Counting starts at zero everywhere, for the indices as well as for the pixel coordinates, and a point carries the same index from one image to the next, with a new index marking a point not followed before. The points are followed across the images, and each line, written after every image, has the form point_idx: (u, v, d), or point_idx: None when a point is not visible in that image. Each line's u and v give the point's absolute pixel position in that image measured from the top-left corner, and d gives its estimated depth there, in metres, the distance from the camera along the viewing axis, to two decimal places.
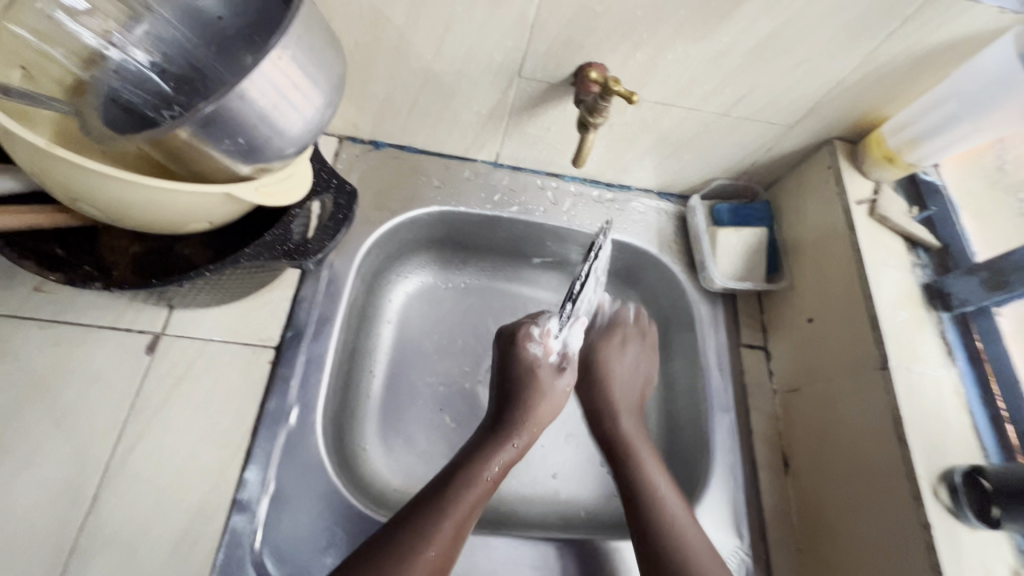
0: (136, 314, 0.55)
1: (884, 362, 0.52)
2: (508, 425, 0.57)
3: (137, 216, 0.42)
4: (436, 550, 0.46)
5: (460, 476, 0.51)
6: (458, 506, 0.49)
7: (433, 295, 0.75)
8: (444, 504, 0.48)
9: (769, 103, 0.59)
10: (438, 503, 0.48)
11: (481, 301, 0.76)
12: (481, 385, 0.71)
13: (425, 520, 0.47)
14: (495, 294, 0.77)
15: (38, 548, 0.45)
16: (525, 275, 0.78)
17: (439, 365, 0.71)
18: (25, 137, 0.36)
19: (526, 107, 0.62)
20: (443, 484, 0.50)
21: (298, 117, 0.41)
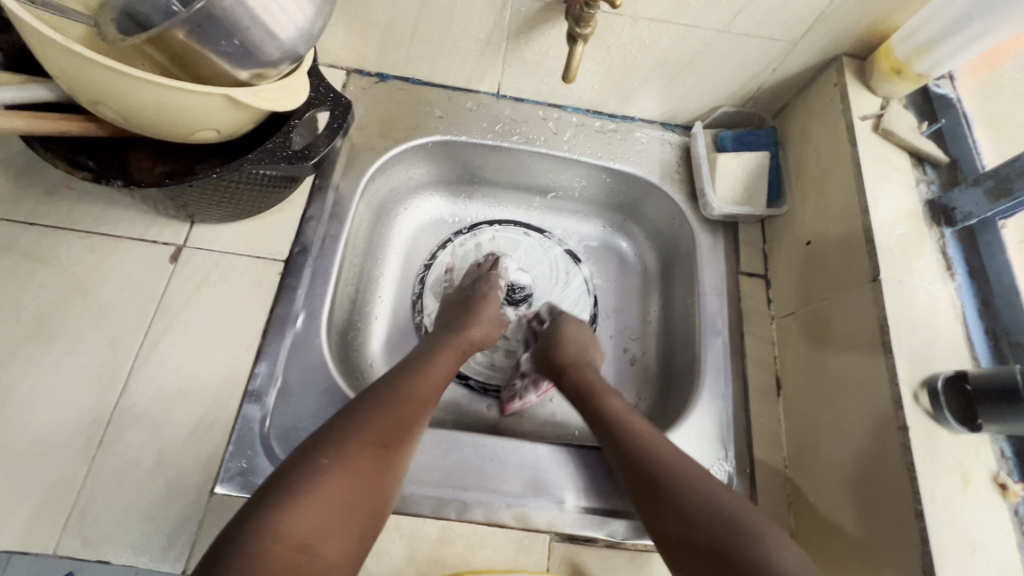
0: (161, 228, 0.60)
1: (875, 274, 0.52)
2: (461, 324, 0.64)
3: (151, 119, 0.46)
4: (398, 412, 0.50)
5: (422, 357, 0.58)
6: (421, 385, 0.54)
7: (436, 239, 0.79)
8: (412, 373, 0.54)
9: (769, 16, 0.58)
10: (400, 380, 0.53)
11: (465, 257, 0.78)
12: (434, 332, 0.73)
13: (393, 385, 0.52)
14: (481, 242, 0.79)
15: (80, 419, 0.52)
16: (515, 229, 0.80)
17: (426, 302, 0.74)
18: (48, 37, 0.40)
19: (522, 29, 0.62)
20: (406, 369, 0.55)
21: (289, 23, 0.44)
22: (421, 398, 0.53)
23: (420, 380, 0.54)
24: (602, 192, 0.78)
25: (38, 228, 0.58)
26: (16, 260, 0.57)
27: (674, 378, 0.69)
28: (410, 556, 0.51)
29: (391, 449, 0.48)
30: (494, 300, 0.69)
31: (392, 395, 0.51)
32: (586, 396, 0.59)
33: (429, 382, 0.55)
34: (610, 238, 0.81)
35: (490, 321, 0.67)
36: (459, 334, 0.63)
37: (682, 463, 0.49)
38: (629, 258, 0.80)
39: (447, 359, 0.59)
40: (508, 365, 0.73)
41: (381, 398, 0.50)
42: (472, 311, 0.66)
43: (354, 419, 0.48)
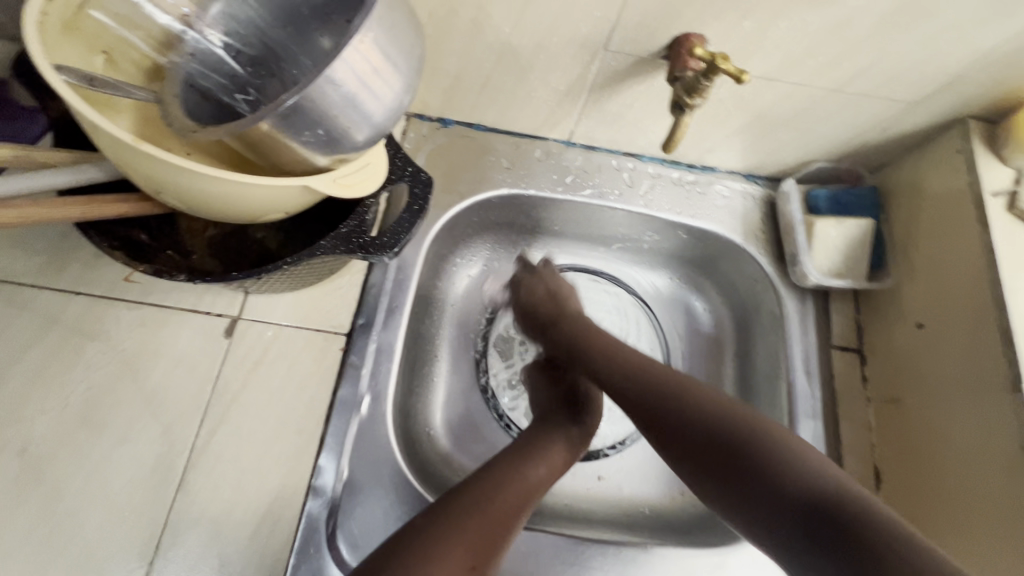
0: (214, 297, 0.56)
1: (1016, 383, 0.46)
2: (580, 406, 0.59)
3: (218, 207, 0.42)
4: (500, 520, 0.44)
5: (529, 447, 0.52)
6: (526, 481, 0.48)
7: (493, 288, 0.73)
8: (516, 466, 0.49)
9: (894, 78, 0.51)
10: (501, 478, 0.48)
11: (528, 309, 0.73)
12: (500, 397, 0.68)
13: (495, 483, 0.47)
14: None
15: (136, 519, 0.48)
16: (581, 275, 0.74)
17: (491, 362, 0.69)
18: (112, 134, 0.35)
19: (610, 83, 0.57)
20: (513, 460, 0.50)
21: (377, 105, 0.39)
22: (523, 496, 0.47)
23: (526, 475, 0.49)
24: (675, 247, 0.72)
25: (85, 298, 0.54)
26: (62, 336, 0.52)
27: None
28: None
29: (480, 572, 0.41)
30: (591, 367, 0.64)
31: (488, 493, 0.45)
32: (579, 354, 0.57)
33: (537, 475, 0.50)
34: (680, 293, 0.75)
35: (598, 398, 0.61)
36: (579, 422, 0.57)
37: (718, 400, 0.47)
38: (700, 317, 0.74)
39: (563, 450, 0.54)
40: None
41: (474, 499, 0.45)
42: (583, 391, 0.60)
43: (449, 525, 0.42)
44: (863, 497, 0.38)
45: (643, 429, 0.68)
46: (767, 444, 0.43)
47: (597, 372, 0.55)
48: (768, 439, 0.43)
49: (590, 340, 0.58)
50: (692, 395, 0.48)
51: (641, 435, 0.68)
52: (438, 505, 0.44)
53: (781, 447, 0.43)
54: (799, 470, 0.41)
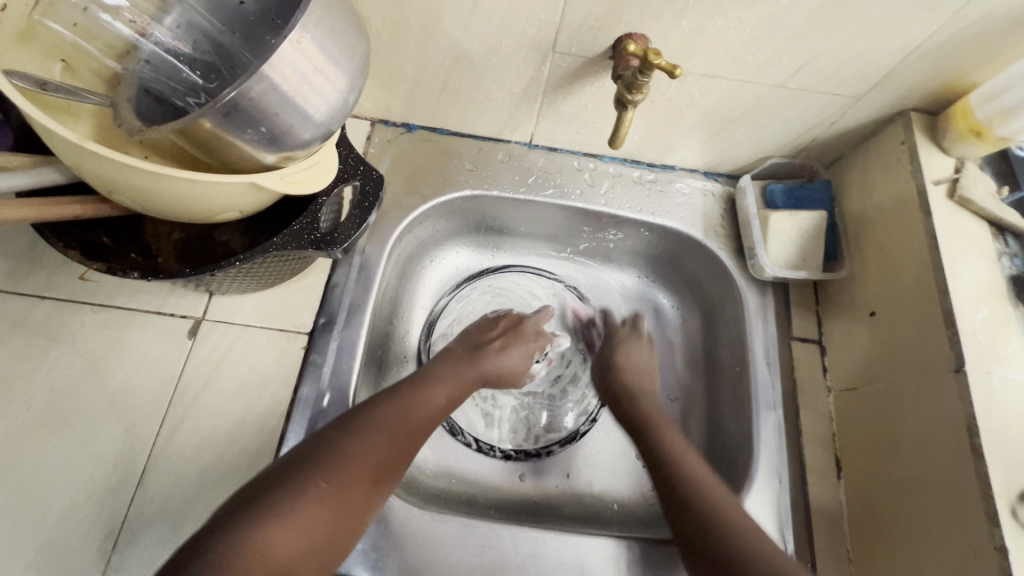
0: (178, 299, 0.57)
1: (958, 364, 0.47)
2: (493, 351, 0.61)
3: (171, 206, 0.43)
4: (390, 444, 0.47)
5: (432, 376, 0.55)
6: (426, 400, 0.52)
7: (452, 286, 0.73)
8: (418, 393, 0.52)
9: (833, 73, 0.53)
10: (407, 401, 0.51)
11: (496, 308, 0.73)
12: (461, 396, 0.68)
13: (395, 403, 0.50)
14: (501, 287, 0.74)
15: (95, 517, 0.48)
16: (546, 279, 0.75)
17: None
18: (60, 135, 0.36)
19: (562, 84, 0.58)
20: (420, 389, 0.53)
21: (320, 103, 0.41)
22: (418, 422, 0.50)
23: (427, 400, 0.52)
24: (639, 245, 0.73)
25: (51, 302, 0.55)
26: (27, 340, 0.53)
27: (721, 450, 0.64)
28: None
29: (381, 480, 0.46)
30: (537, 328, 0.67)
31: (380, 416, 0.48)
32: (644, 430, 0.57)
33: (437, 401, 0.53)
34: (647, 290, 0.76)
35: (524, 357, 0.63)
36: (494, 360, 0.60)
37: (728, 508, 0.48)
38: (665, 316, 0.75)
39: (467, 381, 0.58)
40: (532, 421, 0.68)
41: (364, 423, 0.48)
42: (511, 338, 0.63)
43: (342, 444, 0.45)
44: None
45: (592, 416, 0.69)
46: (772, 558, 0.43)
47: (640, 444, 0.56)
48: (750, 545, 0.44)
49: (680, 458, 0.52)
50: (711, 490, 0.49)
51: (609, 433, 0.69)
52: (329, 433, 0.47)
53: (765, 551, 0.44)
54: None
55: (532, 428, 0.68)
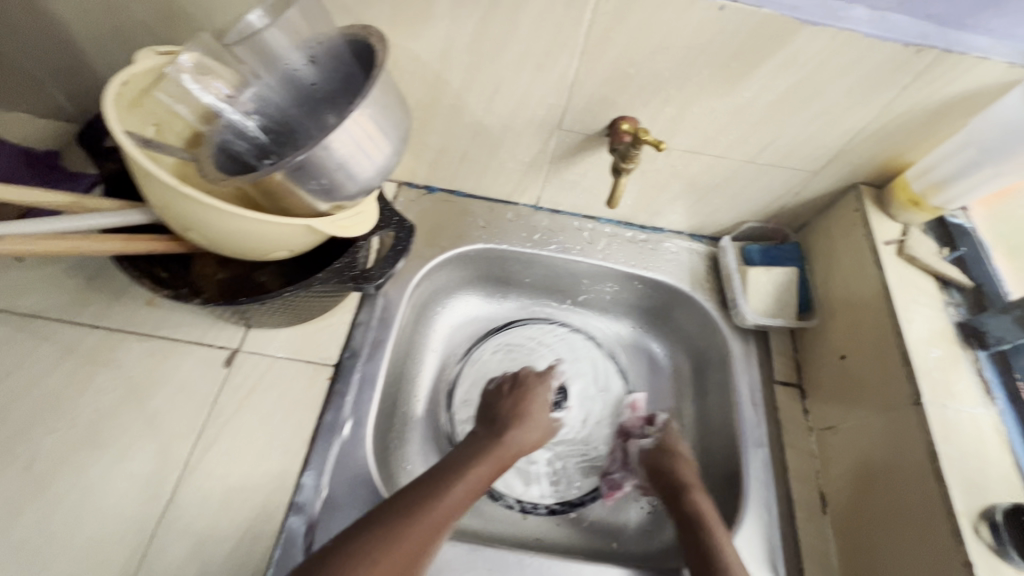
0: (218, 331, 0.63)
1: (917, 398, 0.53)
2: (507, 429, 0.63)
3: (235, 243, 0.50)
4: (410, 542, 0.48)
5: (453, 469, 0.56)
6: (444, 501, 0.52)
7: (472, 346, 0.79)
8: (437, 488, 0.53)
9: (792, 151, 0.64)
10: (424, 496, 0.52)
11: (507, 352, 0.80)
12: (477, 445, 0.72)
13: (414, 504, 0.51)
14: (512, 344, 0.80)
15: (126, 530, 0.51)
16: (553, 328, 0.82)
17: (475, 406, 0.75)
18: (160, 178, 0.44)
19: (566, 155, 0.69)
20: (437, 480, 0.54)
21: (369, 163, 0.49)
22: (441, 519, 0.51)
23: (448, 495, 0.53)
24: (634, 296, 0.81)
25: (102, 331, 0.61)
26: (78, 363, 0.59)
27: (716, 490, 0.68)
28: None
29: None
30: (543, 391, 0.70)
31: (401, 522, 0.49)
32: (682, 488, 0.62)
33: (456, 495, 0.54)
34: (641, 339, 0.83)
35: (541, 425, 0.67)
36: (504, 439, 0.62)
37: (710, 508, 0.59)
38: (660, 360, 0.82)
39: (485, 467, 0.58)
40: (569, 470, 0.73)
41: (392, 525, 0.49)
42: (520, 416, 0.65)
43: (359, 543, 0.46)
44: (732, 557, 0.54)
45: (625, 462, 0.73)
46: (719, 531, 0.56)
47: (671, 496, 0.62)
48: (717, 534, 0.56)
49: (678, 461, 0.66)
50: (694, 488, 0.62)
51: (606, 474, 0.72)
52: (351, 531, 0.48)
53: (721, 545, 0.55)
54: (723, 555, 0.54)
55: (569, 479, 0.72)
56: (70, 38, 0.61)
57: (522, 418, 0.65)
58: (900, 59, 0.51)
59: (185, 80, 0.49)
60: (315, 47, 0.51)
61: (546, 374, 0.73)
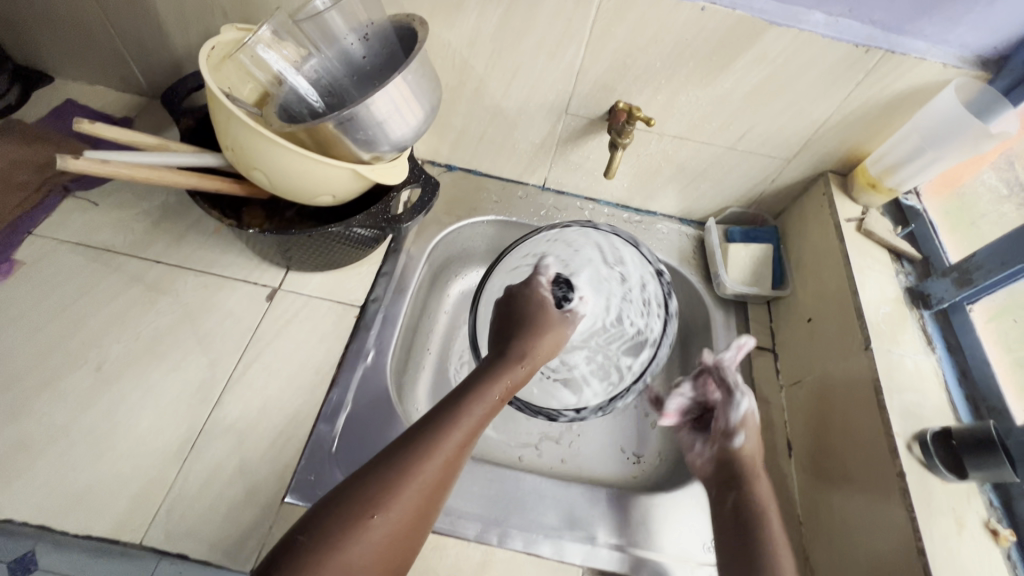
0: (262, 272, 0.72)
1: (867, 343, 0.61)
2: (514, 354, 0.59)
3: (292, 183, 0.60)
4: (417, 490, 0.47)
5: (455, 404, 0.53)
6: (445, 441, 0.50)
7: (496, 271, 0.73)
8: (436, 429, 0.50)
9: (767, 139, 0.73)
10: (423, 443, 0.49)
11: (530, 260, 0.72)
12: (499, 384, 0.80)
13: (411, 450, 0.49)
14: (528, 250, 0.72)
15: (179, 424, 0.60)
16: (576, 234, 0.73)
17: None
18: (241, 120, 0.54)
19: (572, 137, 0.79)
20: (435, 420, 0.51)
21: (405, 123, 0.60)
22: (451, 453, 0.50)
23: (449, 437, 0.50)
24: None
25: (164, 265, 0.70)
26: (142, 290, 0.68)
27: None
28: (455, 572, 0.56)
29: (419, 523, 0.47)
30: (536, 299, 0.63)
31: (419, 459, 0.48)
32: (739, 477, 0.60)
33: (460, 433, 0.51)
34: None
35: (554, 340, 0.62)
36: (512, 368, 0.57)
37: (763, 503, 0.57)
38: None
39: (491, 400, 0.55)
40: (610, 345, 0.73)
41: (389, 475, 0.47)
42: (528, 326, 0.61)
43: (362, 496, 0.45)
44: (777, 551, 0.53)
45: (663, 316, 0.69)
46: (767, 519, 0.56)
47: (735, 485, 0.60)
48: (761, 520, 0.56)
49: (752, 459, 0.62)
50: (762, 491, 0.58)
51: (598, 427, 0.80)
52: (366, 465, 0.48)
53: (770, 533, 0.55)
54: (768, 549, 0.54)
55: (618, 365, 0.71)
56: (157, 21, 0.73)
57: (526, 331, 0.60)
58: (853, 59, 0.62)
59: (258, 47, 0.59)
60: (369, 27, 0.62)
61: (532, 279, 0.65)
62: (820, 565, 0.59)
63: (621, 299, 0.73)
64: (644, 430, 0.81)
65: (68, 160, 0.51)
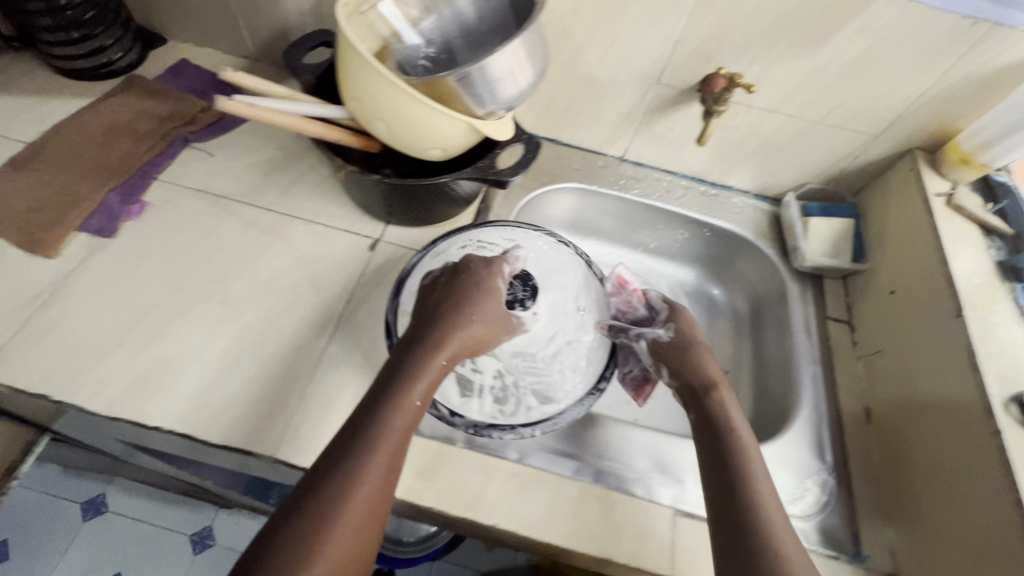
0: (364, 224, 0.77)
1: (959, 311, 0.62)
2: (436, 339, 0.58)
3: (410, 134, 0.64)
4: (352, 522, 0.45)
5: (373, 424, 0.50)
6: (375, 454, 0.48)
7: (439, 255, 0.69)
8: (359, 452, 0.48)
9: (858, 114, 0.75)
10: (347, 468, 0.47)
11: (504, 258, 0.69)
12: None
13: (344, 478, 0.46)
14: (485, 241, 0.71)
15: (298, 355, 0.64)
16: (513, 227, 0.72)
17: None
18: (374, 70, 0.58)
19: (659, 108, 0.81)
20: (343, 442, 0.49)
21: (517, 83, 0.62)
22: (376, 471, 0.48)
23: (362, 460, 0.48)
24: (701, 244, 0.92)
25: (276, 213, 0.75)
26: (258, 234, 0.73)
27: (770, 406, 0.77)
28: (554, 504, 0.60)
29: (366, 539, 0.46)
30: (475, 284, 0.63)
31: (337, 500, 0.45)
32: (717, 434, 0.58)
33: (385, 445, 0.49)
34: (702, 285, 0.94)
35: (488, 318, 0.62)
36: (428, 360, 0.56)
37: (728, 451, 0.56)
38: (719, 301, 0.93)
39: (410, 404, 0.52)
40: (520, 383, 0.64)
41: (320, 509, 0.45)
42: (462, 310, 0.61)
43: (296, 525, 0.44)
44: (745, 484, 0.53)
45: (601, 391, 0.65)
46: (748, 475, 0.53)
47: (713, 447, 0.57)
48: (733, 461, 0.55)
49: (734, 430, 0.58)
50: (749, 451, 0.56)
51: None
52: (280, 514, 0.45)
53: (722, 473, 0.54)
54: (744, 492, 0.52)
55: (518, 397, 0.63)
56: None
57: (455, 314, 0.60)
58: (958, 31, 0.63)
59: (378, 5, 0.64)
60: None
61: (495, 263, 0.66)
62: (914, 530, 0.59)
63: (567, 339, 0.67)
64: None
65: (224, 100, 0.57)
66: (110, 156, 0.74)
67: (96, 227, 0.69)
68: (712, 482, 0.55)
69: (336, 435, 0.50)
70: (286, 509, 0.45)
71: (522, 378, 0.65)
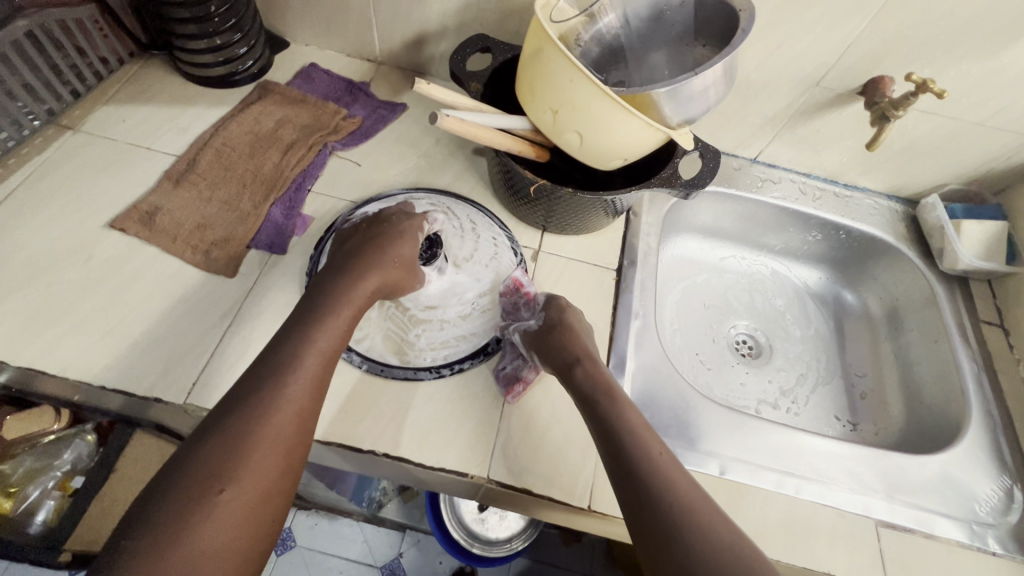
0: (522, 234, 0.76)
1: None
2: (356, 272, 0.60)
3: (608, 148, 0.61)
4: (261, 454, 0.46)
5: (279, 366, 0.50)
6: (280, 400, 0.48)
7: (392, 200, 0.74)
8: (264, 390, 0.48)
9: (1023, 117, 0.74)
10: (248, 412, 0.47)
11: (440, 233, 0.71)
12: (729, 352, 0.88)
13: (248, 414, 0.47)
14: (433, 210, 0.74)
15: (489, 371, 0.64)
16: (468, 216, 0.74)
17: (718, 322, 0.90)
18: (588, 82, 0.56)
19: (809, 111, 0.80)
20: (256, 386, 0.49)
21: (720, 91, 0.60)
22: (283, 414, 0.48)
23: (261, 405, 0.47)
24: (833, 246, 0.91)
25: None
26: None
27: (928, 410, 0.78)
28: (764, 514, 0.61)
29: (286, 474, 0.47)
30: (402, 230, 0.65)
31: (244, 432, 0.46)
32: (598, 396, 0.57)
33: (295, 387, 0.49)
34: (830, 287, 0.95)
35: (402, 260, 0.63)
36: (347, 296, 0.57)
37: (644, 447, 0.52)
38: (850, 303, 0.93)
39: (333, 331, 0.54)
40: (373, 323, 0.66)
41: (221, 450, 0.45)
42: (379, 246, 0.63)
43: (198, 465, 0.44)
44: (654, 477, 0.50)
45: (440, 374, 0.63)
46: (672, 475, 0.50)
47: (599, 413, 0.55)
48: (646, 455, 0.51)
49: (612, 388, 0.57)
50: (641, 432, 0.53)
51: (814, 396, 0.85)
52: (192, 443, 0.46)
53: (662, 470, 0.50)
54: (662, 484, 0.49)
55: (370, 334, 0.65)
56: None
57: (373, 249, 0.62)
58: None
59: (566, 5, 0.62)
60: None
61: (417, 216, 0.68)
62: None
63: (442, 318, 0.68)
64: (853, 401, 0.85)
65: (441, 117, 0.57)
66: (263, 168, 0.73)
67: (267, 243, 0.67)
68: (609, 460, 0.52)
69: (248, 378, 0.50)
70: (194, 439, 0.46)
71: (380, 325, 0.66)
